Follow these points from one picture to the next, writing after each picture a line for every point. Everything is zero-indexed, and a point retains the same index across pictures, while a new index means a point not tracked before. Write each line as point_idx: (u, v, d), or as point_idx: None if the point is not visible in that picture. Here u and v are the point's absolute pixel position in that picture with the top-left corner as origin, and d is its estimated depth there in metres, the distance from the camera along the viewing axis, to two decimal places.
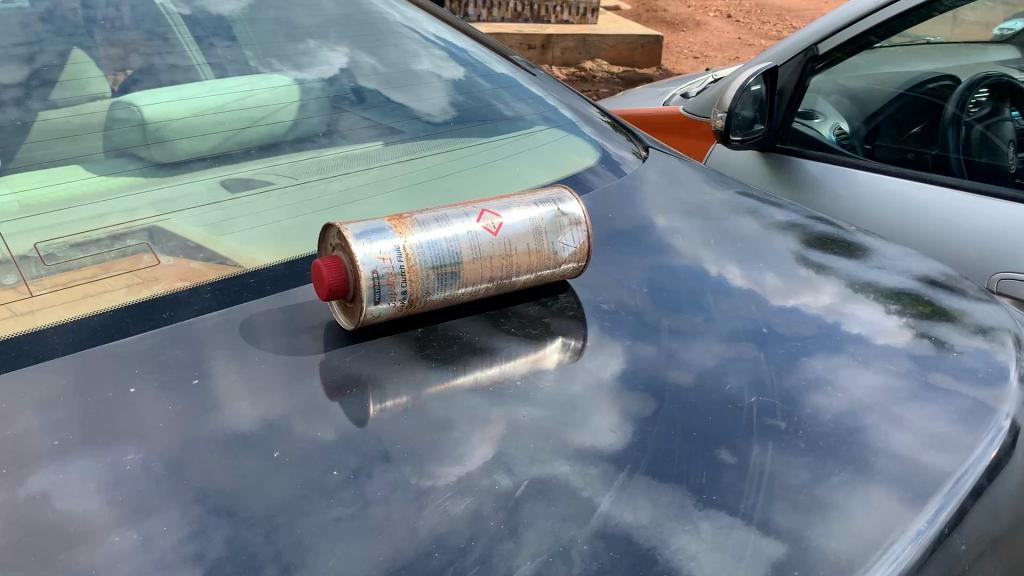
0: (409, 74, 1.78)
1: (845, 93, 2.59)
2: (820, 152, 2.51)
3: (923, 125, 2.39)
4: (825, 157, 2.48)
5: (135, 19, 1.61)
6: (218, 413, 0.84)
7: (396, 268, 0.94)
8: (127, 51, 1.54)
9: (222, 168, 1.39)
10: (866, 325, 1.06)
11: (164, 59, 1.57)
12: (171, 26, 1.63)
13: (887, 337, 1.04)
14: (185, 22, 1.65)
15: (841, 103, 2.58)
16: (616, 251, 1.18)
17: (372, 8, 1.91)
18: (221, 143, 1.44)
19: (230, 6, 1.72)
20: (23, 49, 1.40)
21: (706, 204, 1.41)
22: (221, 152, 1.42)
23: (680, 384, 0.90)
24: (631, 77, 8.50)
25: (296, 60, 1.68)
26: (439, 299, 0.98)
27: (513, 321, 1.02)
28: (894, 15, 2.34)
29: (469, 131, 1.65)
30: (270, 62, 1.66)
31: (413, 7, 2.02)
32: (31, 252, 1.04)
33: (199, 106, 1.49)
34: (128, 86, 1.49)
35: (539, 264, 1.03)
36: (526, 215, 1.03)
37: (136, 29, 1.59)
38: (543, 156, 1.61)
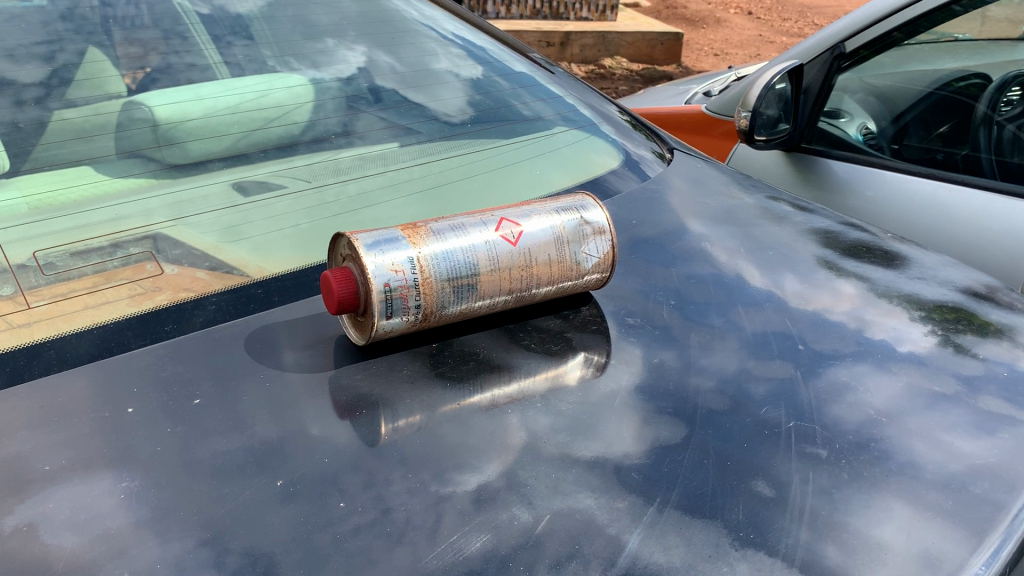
0: (426, 74, 1.73)
1: (872, 92, 2.51)
2: (846, 152, 2.45)
3: (950, 124, 2.31)
4: (851, 157, 2.42)
5: (153, 17, 1.56)
6: (220, 436, 0.79)
7: (409, 281, 0.89)
8: (146, 49, 1.50)
9: (232, 171, 1.34)
10: (889, 331, 1.01)
11: (183, 59, 1.52)
12: (188, 24, 1.58)
13: (912, 343, 0.99)
14: (202, 21, 1.60)
15: (868, 102, 2.51)
16: (643, 261, 1.12)
17: (390, 6, 1.86)
18: (233, 144, 1.40)
19: (250, 5, 1.69)
20: (43, 48, 1.38)
21: (736, 209, 1.35)
22: (236, 154, 1.38)
23: (713, 407, 0.84)
24: (651, 75, 8.42)
25: (314, 60, 1.63)
26: (455, 313, 0.93)
27: (531, 335, 0.96)
28: (921, 13, 2.30)
29: (487, 132, 1.60)
30: (288, 61, 1.61)
31: (433, 7, 1.97)
32: (29, 261, 0.99)
33: (212, 104, 1.45)
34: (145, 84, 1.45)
35: (560, 275, 0.99)
36: (548, 224, 0.99)
37: (154, 28, 1.54)
38: (565, 159, 1.55)
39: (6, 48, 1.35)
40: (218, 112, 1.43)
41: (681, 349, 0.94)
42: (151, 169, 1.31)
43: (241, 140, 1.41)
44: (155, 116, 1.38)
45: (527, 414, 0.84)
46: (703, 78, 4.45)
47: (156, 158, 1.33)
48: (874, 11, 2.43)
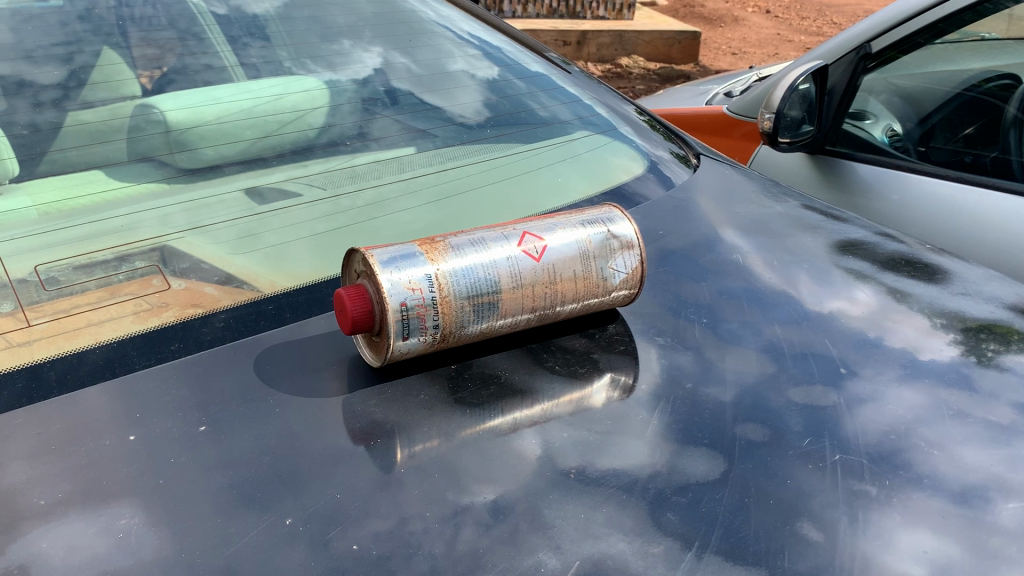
0: (442, 75, 1.68)
1: (897, 93, 2.46)
2: (871, 154, 2.38)
3: (977, 125, 2.25)
4: (875, 159, 2.35)
5: (169, 18, 1.52)
6: (226, 468, 0.74)
7: (427, 299, 0.84)
8: (162, 51, 1.46)
9: (244, 176, 1.29)
10: (908, 339, 0.98)
11: (199, 59, 1.47)
12: (204, 26, 1.53)
13: (931, 352, 0.96)
14: (218, 21, 1.56)
15: (892, 103, 2.46)
16: (672, 276, 1.07)
17: (405, 6, 1.81)
18: (245, 148, 1.35)
19: (266, 6, 1.64)
20: (61, 49, 1.35)
21: (767, 219, 1.30)
22: (250, 158, 1.33)
23: (753, 438, 0.79)
24: (668, 74, 8.36)
25: (330, 60, 1.58)
26: (475, 333, 0.88)
27: (555, 356, 0.91)
28: (944, 15, 2.24)
29: (507, 137, 1.54)
30: (304, 62, 1.55)
31: (452, 7, 1.92)
32: (31, 275, 0.95)
33: (226, 106, 1.40)
34: (163, 84, 1.41)
35: (586, 293, 0.93)
36: (573, 238, 0.93)
37: (170, 29, 1.50)
38: (587, 166, 1.50)
39: (24, 50, 1.31)
40: (232, 115, 1.39)
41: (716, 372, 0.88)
42: (161, 175, 1.26)
43: (255, 143, 1.36)
44: (168, 118, 1.33)
45: (554, 444, 0.78)
46: (722, 79, 4.38)
47: (167, 163, 1.28)
48: (902, 10, 2.37)
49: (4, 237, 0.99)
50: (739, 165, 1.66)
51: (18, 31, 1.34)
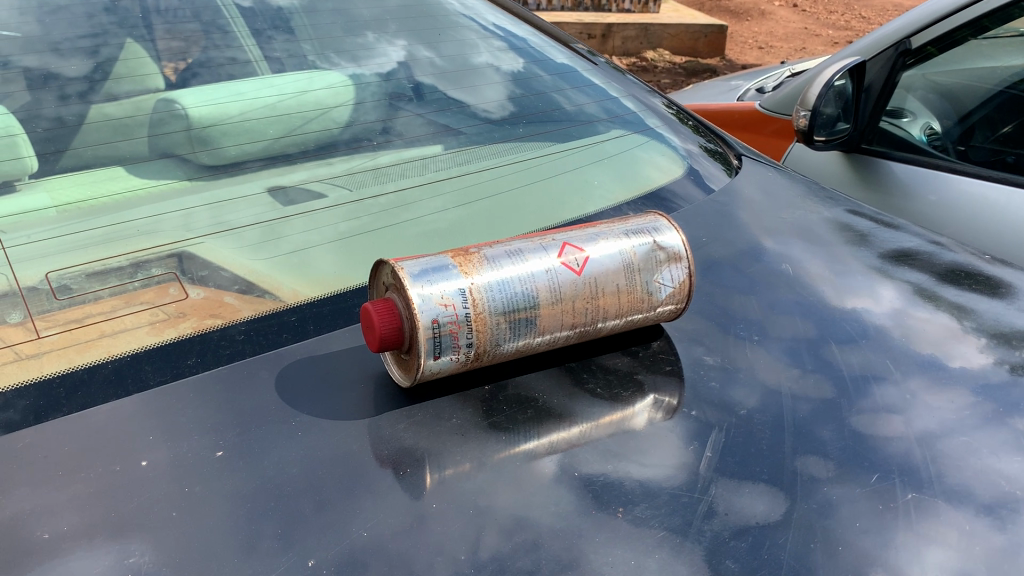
0: (465, 66, 1.62)
1: (935, 90, 2.38)
2: (908, 153, 2.30)
3: (1015, 124, 2.16)
4: (913, 159, 2.27)
5: (194, 10, 1.48)
6: (244, 500, 0.69)
7: (460, 316, 0.78)
8: (188, 44, 1.42)
9: (268, 173, 1.24)
10: (938, 346, 0.93)
11: (224, 52, 1.43)
12: (229, 18, 1.48)
13: (962, 359, 0.92)
14: (242, 14, 1.51)
15: (929, 100, 2.38)
16: (719, 289, 1.01)
17: None
18: (270, 144, 1.30)
19: None
20: (88, 41, 1.31)
21: (816, 227, 1.23)
22: (275, 155, 1.28)
23: (815, 474, 0.73)
24: (694, 68, 8.26)
25: (355, 54, 1.54)
26: (511, 351, 0.82)
27: (596, 376, 0.85)
28: (984, 13, 2.16)
29: (540, 136, 1.48)
30: (328, 55, 1.51)
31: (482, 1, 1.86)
32: (41, 283, 0.90)
33: (250, 102, 1.34)
34: (188, 78, 1.36)
35: (629, 308, 0.87)
36: (616, 249, 0.87)
37: (195, 22, 1.46)
38: (623, 168, 1.44)
39: (50, 42, 1.28)
40: (256, 109, 1.34)
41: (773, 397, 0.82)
42: (183, 169, 1.21)
43: (279, 141, 1.31)
44: (190, 114, 1.28)
45: (598, 475, 0.72)
46: (753, 74, 4.29)
47: (191, 157, 1.23)
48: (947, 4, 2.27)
49: (15, 242, 0.94)
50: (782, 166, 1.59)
51: (45, 23, 1.31)
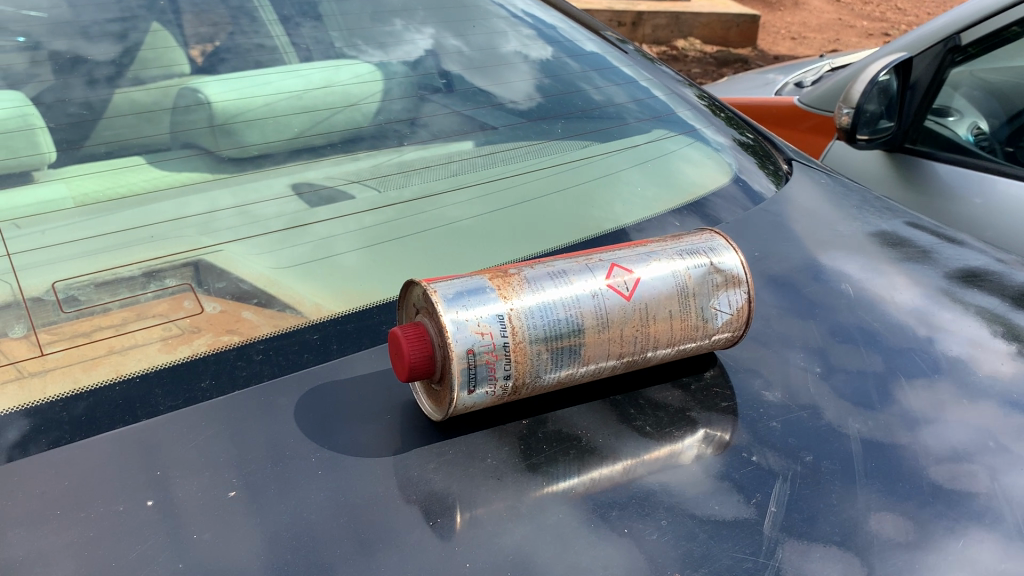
0: (492, 55, 1.55)
1: (983, 87, 2.27)
2: (953, 153, 2.23)
3: None
4: (957, 160, 2.20)
5: None
6: (255, 554, 0.63)
7: (498, 345, 0.71)
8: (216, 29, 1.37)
9: (294, 168, 1.17)
10: (965, 343, 0.92)
11: (252, 39, 1.36)
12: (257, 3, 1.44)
13: (989, 357, 0.90)
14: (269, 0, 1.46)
15: (975, 98, 2.28)
16: (775, 313, 0.94)
17: None
18: (295, 136, 1.23)
19: None
20: (116, 25, 1.27)
21: (875, 242, 1.15)
22: (301, 148, 1.22)
23: (891, 537, 0.65)
24: (726, 58, 8.12)
25: (381, 40, 1.46)
26: (551, 383, 0.75)
27: (644, 413, 0.77)
28: None
29: (579, 136, 1.40)
30: (356, 42, 1.44)
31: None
32: (47, 294, 0.84)
33: (275, 92, 1.28)
34: (214, 64, 1.31)
35: (682, 337, 0.80)
36: (668, 271, 0.80)
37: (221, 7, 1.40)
38: (666, 172, 1.36)
39: (78, 24, 1.23)
40: (282, 100, 1.27)
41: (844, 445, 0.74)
42: (206, 161, 1.14)
43: (308, 134, 1.24)
44: (215, 102, 1.21)
45: (648, 528, 0.65)
46: (790, 67, 4.17)
47: (213, 148, 1.16)
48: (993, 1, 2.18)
49: (21, 247, 0.88)
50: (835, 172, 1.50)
51: None
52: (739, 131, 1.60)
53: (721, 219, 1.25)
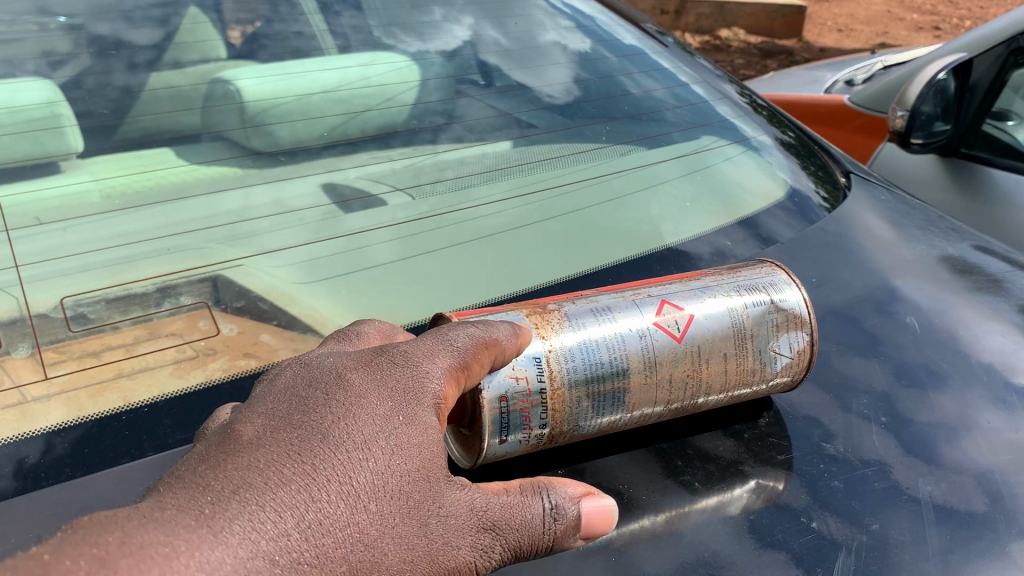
0: (533, 49, 1.48)
1: None
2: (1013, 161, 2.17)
3: None
4: (1020, 168, 2.13)
5: None
6: None
7: (534, 391, 0.67)
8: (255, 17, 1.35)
9: (327, 163, 1.11)
10: None
11: (290, 26, 1.34)
12: None
13: None
14: None
15: None
16: (836, 350, 0.87)
17: None
18: (329, 129, 1.17)
19: None
20: (159, 11, 1.25)
21: (941, 270, 1.08)
22: (332, 140, 1.16)
23: None
24: (770, 49, 7.95)
25: (420, 31, 1.41)
26: (591, 431, 0.71)
27: (693, 466, 0.72)
28: None
29: (627, 140, 1.32)
30: (394, 33, 1.40)
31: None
32: (55, 310, 0.79)
33: (306, 84, 1.23)
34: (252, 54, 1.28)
35: (737, 382, 0.75)
36: (722, 311, 0.75)
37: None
38: (717, 183, 1.28)
39: (122, 10, 1.22)
40: (314, 93, 1.22)
41: (912, 520, 0.68)
42: (234, 155, 1.09)
43: (344, 133, 1.18)
44: (245, 97, 1.16)
45: None
46: (840, 64, 4.04)
47: (243, 143, 1.11)
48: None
49: (32, 258, 0.84)
50: (895, 186, 1.41)
51: None
52: (781, 128, 1.53)
53: (774, 236, 1.17)
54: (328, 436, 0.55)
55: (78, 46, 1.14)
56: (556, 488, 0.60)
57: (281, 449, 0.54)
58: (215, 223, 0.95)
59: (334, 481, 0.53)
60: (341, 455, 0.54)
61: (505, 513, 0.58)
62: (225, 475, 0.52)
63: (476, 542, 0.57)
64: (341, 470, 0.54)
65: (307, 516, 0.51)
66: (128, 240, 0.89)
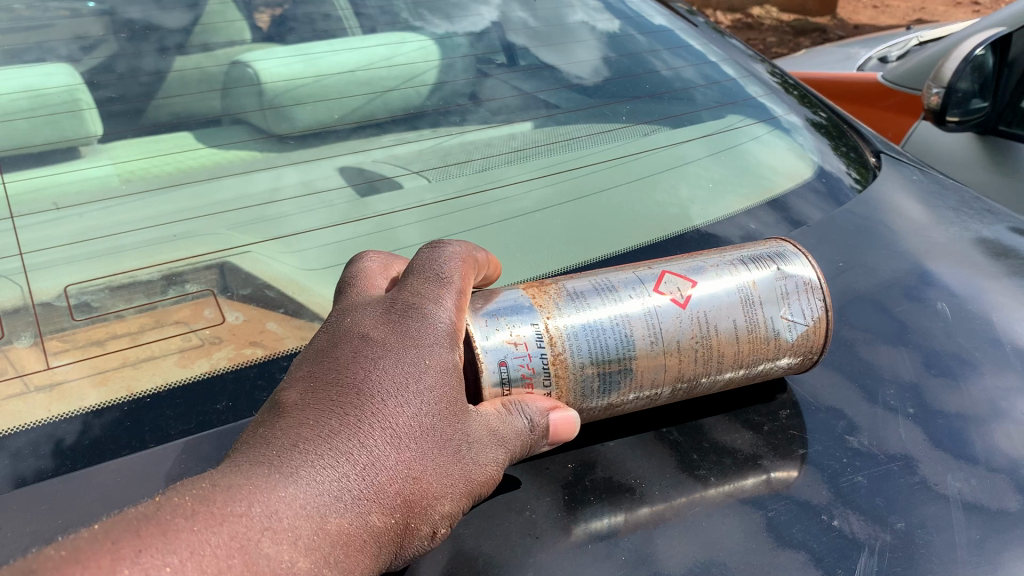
0: (561, 29, 1.46)
1: None
2: None
3: None
4: None
5: None
6: None
7: (536, 363, 0.69)
8: None
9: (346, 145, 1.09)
10: None
11: (319, 8, 1.30)
12: None
13: None
14: None
15: None
16: (864, 338, 0.84)
17: None
18: (348, 111, 1.15)
19: None
20: None
21: (978, 254, 1.04)
22: (353, 121, 1.14)
23: None
24: (804, 27, 7.81)
25: (448, 13, 1.41)
26: (598, 410, 0.72)
27: (707, 460, 0.70)
28: None
29: (651, 120, 1.29)
30: (422, 13, 1.38)
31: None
32: (59, 298, 0.78)
33: (324, 65, 1.20)
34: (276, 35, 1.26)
35: (749, 354, 0.76)
36: (726, 282, 0.77)
37: None
38: (745, 163, 1.24)
39: None
40: (331, 74, 1.19)
41: (941, 515, 0.65)
42: (249, 138, 1.07)
43: (364, 115, 1.16)
44: (261, 77, 1.14)
45: None
46: (873, 40, 3.94)
47: (260, 126, 1.09)
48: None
49: (41, 244, 0.82)
50: (928, 166, 1.37)
51: None
52: (812, 109, 1.48)
53: (802, 218, 1.14)
54: (361, 385, 0.59)
55: (104, 31, 1.13)
56: (525, 402, 0.67)
57: (324, 404, 0.58)
58: (225, 208, 0.93)
59: (379, 423, 0.58)
60: (380, 398, 0.59)
61: (508, 422, 0.65)
62: (280, 433, 0.57)
63: (496, 457, 0.63)
64: (380, 412, 0.58)
65: (361, 458, 0.56)
66: (138, 225, 0.88)
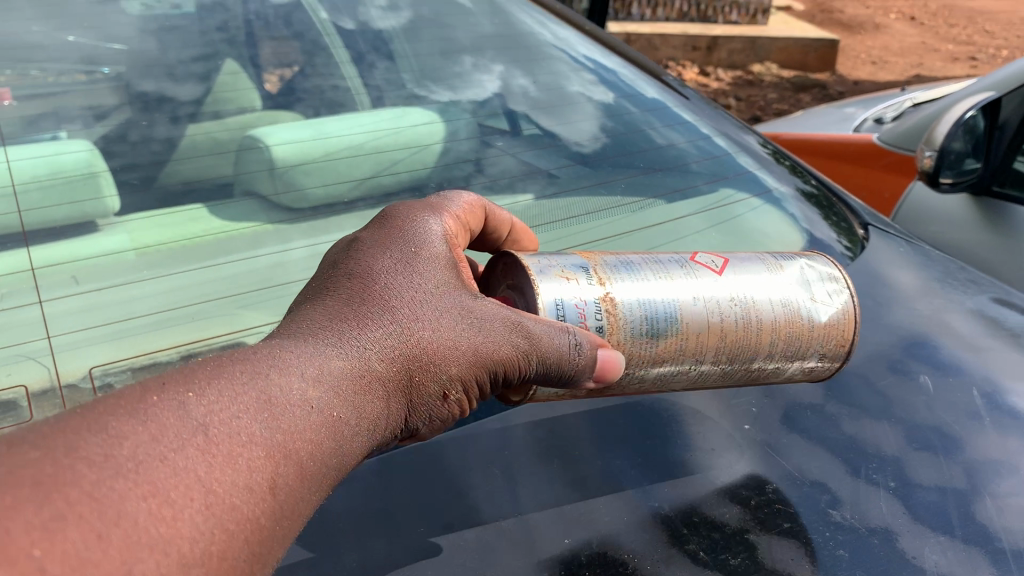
0: (560, 97, 1.53)
1: None
2: None
3: None
4: None
5: (290, 27, 1.52)
6: None
7: (591, 313, 0.81)
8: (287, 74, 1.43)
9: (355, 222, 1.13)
10: None
11: (327, 81, 1.42)
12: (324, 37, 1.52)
13: None
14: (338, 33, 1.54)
15: None
16: (847, 412, 0.88)
17: (522, 25, 1.64)
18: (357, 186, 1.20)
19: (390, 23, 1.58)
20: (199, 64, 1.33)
21: (958, 324, 1.08)
22: (364, 194, 1.19)
23: None
24: (803, 83, 7.94)
25: (451, 83, 1.48)
26: (646, 370, 0.83)
27: (698, 535, 0.75)
28: None
29: (651, 194, 1.33)
30: (427, 84, 1.47)
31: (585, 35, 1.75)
32: (84, 381, 0.83)
33: (337, 141, 1.26)
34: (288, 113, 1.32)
35: (790, 328, 0.88)
36: (761, 266, 0.91)
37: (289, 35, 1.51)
38: (741, 235, 1.29)
39: (166, 65, 1.30)
40: (343, 150, 1.25)
41: None
42: (265, 212, 1.12)
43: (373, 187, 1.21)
44: (276, 154, 1.19)
45: None
46: (866, 101, 4.04)
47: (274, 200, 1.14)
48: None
49: (63, 329, 0.87)
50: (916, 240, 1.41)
51: (160, 40, 1.34)
52: (803, 178, 1.54)
53: None
54: (358, 272, 0.72)
55: (117, 101, 1.21)
56: (573, 332, 0.76)
57: (330, 288, 0.71)
58: (239, 288, 0.98)
59: (379, 293, 0.71)
60: (379, 277, 0.72)
61: (529, 317, 0.75)
62: (296, 310, 0.70)
63: (511, 333, 0.73)
64: (380, 286, 0.71)
65: (365, 319, 0.69)
66: (153, 298, 0.93)
